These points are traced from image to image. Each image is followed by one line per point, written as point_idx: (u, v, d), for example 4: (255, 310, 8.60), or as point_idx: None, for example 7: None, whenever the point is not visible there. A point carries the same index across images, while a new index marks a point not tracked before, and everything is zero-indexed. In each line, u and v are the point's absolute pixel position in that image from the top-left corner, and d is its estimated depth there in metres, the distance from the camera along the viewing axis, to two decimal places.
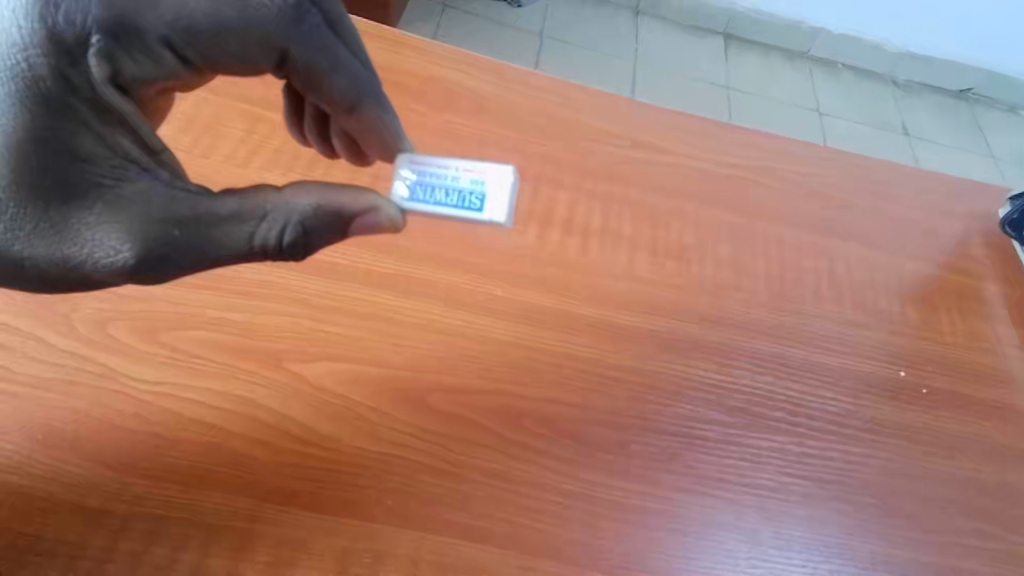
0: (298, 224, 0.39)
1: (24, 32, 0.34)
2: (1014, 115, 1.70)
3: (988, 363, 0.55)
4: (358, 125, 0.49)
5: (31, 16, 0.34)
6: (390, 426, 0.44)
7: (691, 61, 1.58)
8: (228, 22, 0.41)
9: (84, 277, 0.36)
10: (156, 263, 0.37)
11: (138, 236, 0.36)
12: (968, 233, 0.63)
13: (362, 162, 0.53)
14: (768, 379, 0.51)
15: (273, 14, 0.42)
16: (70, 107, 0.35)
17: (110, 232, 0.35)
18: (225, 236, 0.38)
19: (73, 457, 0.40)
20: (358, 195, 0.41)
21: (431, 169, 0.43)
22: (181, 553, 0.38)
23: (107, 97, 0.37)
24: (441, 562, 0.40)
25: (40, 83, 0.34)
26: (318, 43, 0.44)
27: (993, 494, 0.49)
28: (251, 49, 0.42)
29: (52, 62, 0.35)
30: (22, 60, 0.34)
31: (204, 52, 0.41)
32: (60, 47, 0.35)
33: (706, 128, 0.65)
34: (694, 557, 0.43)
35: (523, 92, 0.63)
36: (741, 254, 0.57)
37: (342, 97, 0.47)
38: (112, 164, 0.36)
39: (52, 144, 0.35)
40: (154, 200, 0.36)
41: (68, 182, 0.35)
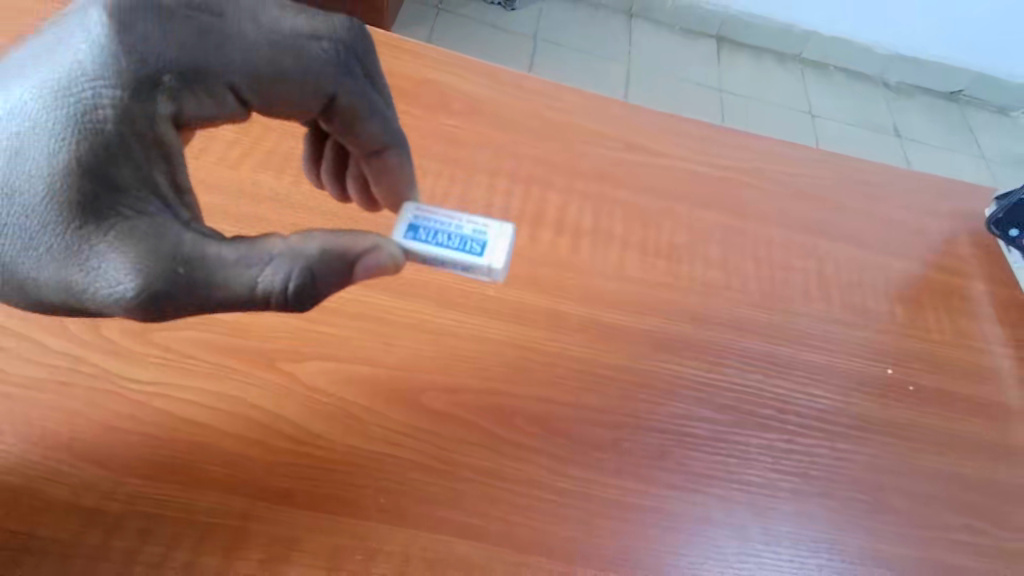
0: (304, 267, 0.36)
1: (97, 64, 0.35)
2: (1005, 116, 1.71)
3: (975, 360, 0.56)
4: (374, 168, 0.48)
5: (110, 49, 0.35)
6: (382, 425, 0.44)
7: (684, 63, 1.59)
8: (287, 68, 0.41)
9: (87, 307, 0.35)
10: (156, 302, 0.34)
11: (139, 270, 0.33)
12: (956, 232, 0.64)
13: (373, 208, 0.52)
14: (757, 377, 0.51)
15: (325, 65, 0.42)
16: (122, 140, 0.35)
17: (115, 260, 0.34)
18: (230, 279, 0.35)
19: (67, 456, 0.40)
20: (358, 238, 0.38)
21: (432, 212, 0.43)
22: (175, 551, 0.38)
23: (164, 133, 0.37)
24: (434, 560, 0.40)
25: (97, 111, 0.34)
26: (358, 90, 0.44)
27: (979, 489, 0.50)
28: (299, 93, 0.42)
29: (118, 95, 0.35)
30: (90, 89, 0.34)
31: (259, 94, 0.41)
32: (131, 82, 0.35)
33: (696, 130, 0.65)
34: (685, 553, 0.43)
35: (516, 95, 0.64)
36: (731, 254, 0.57)
37: (370, 144, 0.47)
38: (142, 197, 0.35)
39: (87, 170, 0.34)
40: (168, 237, 0.34)
41: (90, 208, 0.34)
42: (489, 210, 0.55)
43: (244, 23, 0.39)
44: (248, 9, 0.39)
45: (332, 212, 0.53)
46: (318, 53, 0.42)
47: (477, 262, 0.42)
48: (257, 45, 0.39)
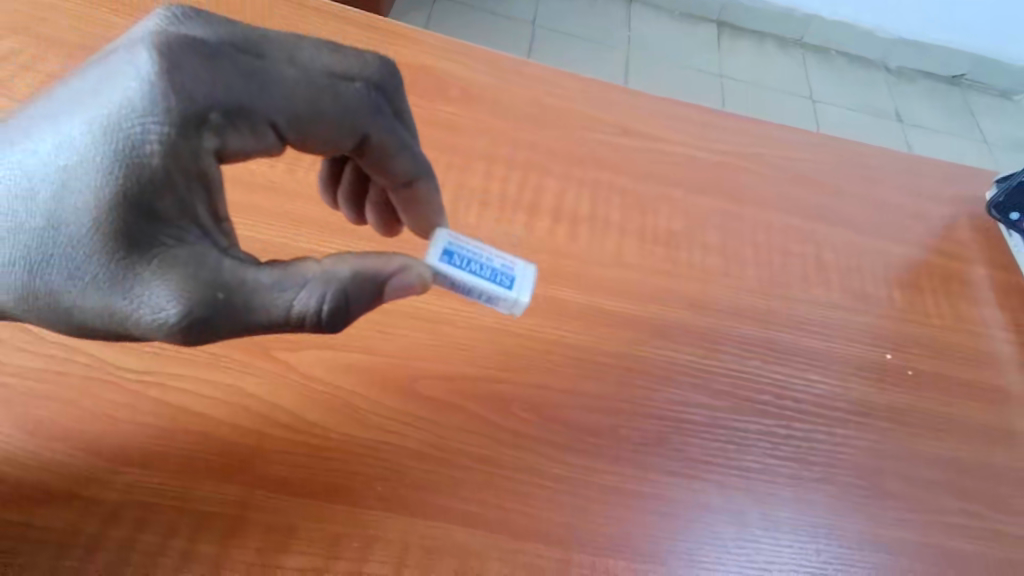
0: (338, 290, 0.36)
1: (145, 98, 0.33)
2: (1008, 100, 1.70)
3: (974, 345, 0.56)
4: (402, 199, 0.46)
5: (158, 88, 0.33)
6: (379, 413, 0.44)
7: (685, 49, 1.58)
8: (323, 105, 0.40)
9: (128, 331, 0.34)
10: (197, 328, 0.34)
11: (182, 296, 0.33)
12: (957, 217, 0.64)
13: (390, 234, 0.50)
14: (755, 362, 0.51)
15: (359, 103, 0.41)
16: (168, 177, 0.33)
17: (157, 285, 0.33)
18: (267, 301, 0.35)
19: (62, 446, 0.40)
20: (387, 258, 0.38)
21: (468, 241, 0.43)
22: (172, 539, 0.38)
23: (207, 167, 0.35)
24: (432, 547, 0.40)
25: (144, 147, 0.32)
26: (391, 127, 0.43)
27: (978, 474, 0.49)
28: (334, 130, 0.41)
29: (167, 133, 0.33)
30: (138, 126, 0.32)
31: (297, 131, 0.40)
32: (181, 119, 0.33)
33: (695, 115, 0.65)
34: (682, 538, 0.43)
35: (513, 80, 0.63)
36: (730, 241, 0.57)
37: (400, 176, 0.45)
38: (185, 225, 0.34)
39: (134, 204, 0.32)
40: (207, 261, 0.34)
41: (135, 238, 0.33)
42: (486, 198, 0.55)
43: (280, 63, 0.38)
44: (284, 52, 0.38)
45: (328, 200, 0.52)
46: (352, 93, 0.41)
47: (506, 296, 0.41)
48: (297, 85, 0.38)
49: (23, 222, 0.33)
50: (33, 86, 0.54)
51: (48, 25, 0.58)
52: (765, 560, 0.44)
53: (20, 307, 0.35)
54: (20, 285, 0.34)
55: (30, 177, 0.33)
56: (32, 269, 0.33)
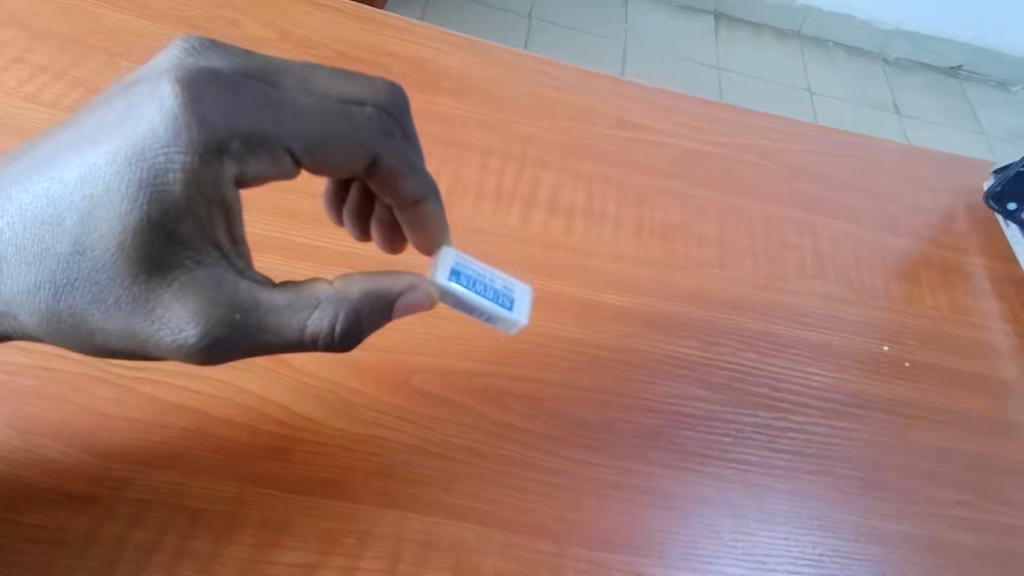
0: (348, 309, 0.35)
1: (168, 129, 0.32)
2: (1006, 91, 1.69)
3: (972, 337, 0.56)
4: (409, 218, 0.44)
5: (180, 118, 0.32)
6: (373, 408, 0.44)
7: (683, 42, 1.57)
8: (336, 129, 0.38)
9: (149, 352, 0.34)
10: (218, 347, 0.33)
11: (201, 316, 0.33)
12: (954, 208, 0.64)
13: (393, 250, 0.49)
14: (751, 354, 0.51)
15: (371, 128, 0.40)
16: (190, 204, 0.32)
17: (177, 307, 0.32)
18: (284, 321, 0.35)
19: (53, 442, 0.40)
20: (396, 276, 0.37)
21: (472, 262, 0.41)
22: (165, 536, 0.38)
23: (227, 194, 0.34)
24: (426, 542, 0.40)
25: (166, 176, 0.32)
26: (402, 151, 0.42)
27: (975, 465, 0.49)
28: (347, 154, 0.39)
29: (189, 162, 0.32)
30: (161, 156, 0.32)
31: (310, 154, 0.38)
32: (201, 147, 0.33)
33: (692, 107, 0.64)
34: (678, 532, 0.43)
35: (509, 72, 0.62)
36: (726, 233, 0.57)
37: (407, 196, 0.43)
38: (205, 249, 0.33)
39: (155, 229, 0.32)
40: (226, 282, 0.34)
41: (156, 262, 0.32)
42: (481, 190, 0.55)
43: (295, 89, 0.37)
44: (299, 79, 0.37)
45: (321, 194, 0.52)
46: (363, 118, 0.39)
47: (511, 317, 0.41)
48: (311, 113, 0.37)
49: (48, 246, 0.32)
50: (22, 79, 0.53)
51: (38, 18, 0.57)
52: (762, 553, 0.43)
53: (43, 331, 0.34)
54: (45, 308, 0.33)
55: (54, 202, 0.32)
56: (55, 292, 0.33)
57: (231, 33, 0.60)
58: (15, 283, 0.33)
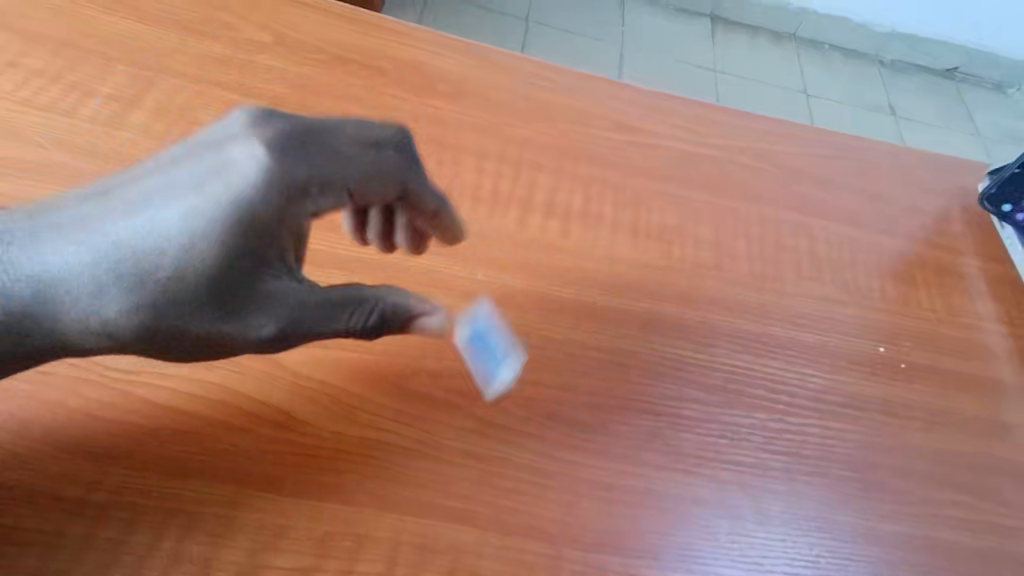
0: (376, 293, 0.41)
1: (258, 170, 0.36)
2: (1002, 93, 1.70)
3: (967, 338, 0.56)
4: (432, 225, 0.46)
5: (268, 162, 0.36)
6: (370, 411, 0.44)
7: (680, 44, 1.57)
8: (373, 168, 0.41)
9: (225, 349, 0.38)
10: (285, 341, 0.39)
11: (280, 319, 0.38)
12: (949, 210, 0.64)
13: (417, 251, 0.50)
14: (747, 356, 0.51)
15: (400, 167, 0.42)
16: (268, 233, 0.36)
17: (258, 312, 0.37)
18: (347, 317, 0.40)
19: (48, 446, 0.40)
20: (423, 296, 0.43)
21: (490, 325, 0.46)
22: (160, 540, 0.38)
23: (296, 226, 0.38)
24: (423, 545, 0.40)
25: (253, 211, 0.36)
26: (423, 179, 0.44)
27: (971, 466, 0.49)
28: (383, 192, 0.42)
29: (271, 200, 0.36)
30: (248, 192, 0.36)
31: (356, 198, 0.41)
32: (280, 183, 0.36)
33: (688, 109, 0.65)
34: (675, 534, 0.43)
35: (505, 75, 0.63)
36: (723, 235, 0.57)
37: (428, 209, 0.45)
38: (279, 269, 0.37)
39: (246, 252, 0.36)
40: (293, 295, 0.38)
41: (241, 280, 0.36)
42: (477, 193, 0.55)
43: (337, 132, 0.40)
44: (341, 131, 0.40)
45: None
46: (393, 161, 0.42)
47: (489, 389, 0.46)
48: (354, 160, 0.40)
49: (127, 264, 0.35)
50: (16, 83, 0.53)
51: (34, 21, 0.57)
52: (759, 554, 0.43)
53: (106, 334, 0.36)
54: (112, 309, 0.35)
55: (139, 226, 0.35)
56: (126, 295, 0.35)
57: (226, 36, 0.60)
58: (89, 287, 0.35)
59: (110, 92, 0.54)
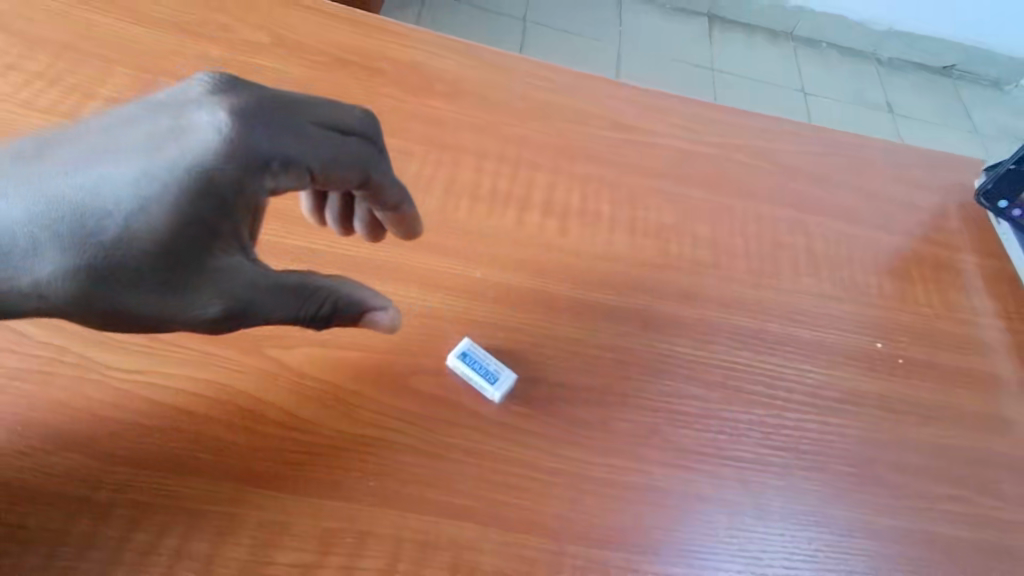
0: (316, 284, 0.40)
1: (216, 136, 0.36)
2: (999, 90, 1.71)
3: (965, 333, 0.56)
4: (389, 216, 0.47)
5: (227, 129, 0.36)
6: (370, 409, 0.44)
7: (677, 43, 1.58)
8: (338, 151, 0.41)
9: (167, 323, 0.37)
10: (232, 321, 0.38)
11: (230, 297, 0.36)
12: (945, 206, 0.64)
13: (375, 239, 0.50)
14: (745, 353, 0.51)
15: (366, 154, 0.42)
16: (223, 202, 0.36)
17: (207, 287, 0.36)
18: (298, 304, 0.39)
19: (52, 446, 0.40)
20: (374, 292, 0.43)
21: (483, 347, 0.47)
22: (163, 538, 0.38)
23: (254, 201, 0.37)
24: (424, 541, 0.40)
25: (210, 176, 0.35)
26: (387, 170, 0.44)
27: (969, 460, 0.50)
28: (347, 175, 0.42)
29: (228, 167, 0.36)
30: (206, 157, 0.35)
31: (320, 176, 0.40)
32: (243, 153, 0.36)
33: (684, 108, 0.65)
34: (674, 529, 0.43)
35: (503, 75, 0.63)
36: (720, 232, 0.57)
37: (387, 201, 0.45)
38: (231, 243, 0.36)
39: (196, 218, 0.35)
40: (244, 272, 0.37)
41: (190, 251, 0.35)
42: (476, 192, 0.55)
43: (306, 114, 0.40)
44: (310, 109, 0.40)
45: None
46: (361, 146, 0.42)
47: (488, 390, 0.46)
48: (321, 139, 0.40)
49: (72, 225, 0.34)
50: (18, 86, 0.54)
51: (34, 25, 0.57)
52: (758, 549, 0.44)
53: (49, 294, 0.36)
54: (56, 268, 0.35)
55: (91, 186, 0.35)
56: (72, 255, 0.34)
57: (225, 37, 0.60)
58: (35, 245, 0.35)
59: (111, 94, 0.54)
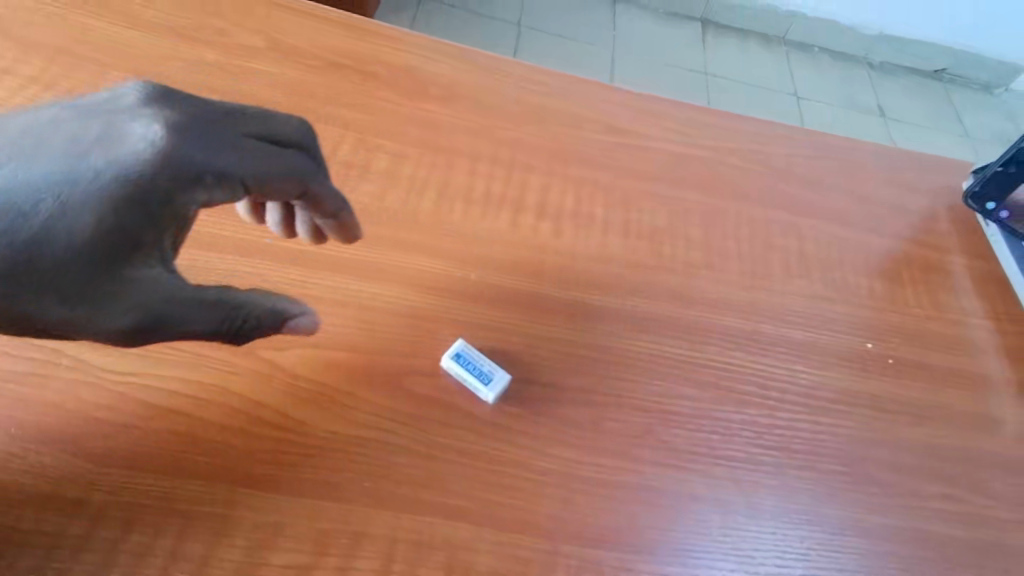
0: (236, 299, 0.39)
1: (147, 147, 0.36)
2: (989, 93, 1.73)
3: (954, 334, 0.57)
4: (331, 222, 0.47)
5: (161, 140, 0.36)
6: (365, 410, 0.44)
7: (669, 48, 1.59)
8: (271, 164, 0.41)
9: (80, 335, 0.35)
10: (146, 334, 0.36)
11: (142, 308, 0.35)
12: (935, 208, 0.65)
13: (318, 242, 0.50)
14: (738, 354, 0.52)
15: (302, 168, 0.43)
16: (151, 213, 0.35)
17: (117, 298, 0.34)
18: (213, 316, 0.37)
19: (48, 448, 0.40)
20: (294, 301, 0.42)
21: (477, 348, 0.48)
22: (158, 539, 0.38)
23: (183, 212, 0.37)
24: (419, 541, 0.40)
25: (139, 186, 0.35)
26: (324, 183, 0.44)
27: (959, 459, 0.50)
28: (282, 187, 0.42)
29: (156, 177, 0.35)
30: (134, 166, 0.35)
31: (254, 189, 0.40)
32: (173, 164, 0.36)
33: (676, 111, 0.66)
34: (668, 528, 0.43)
35: (496, 79, 0.63)
36: (712, 234, 0.58)
37: (327, 210, 0.45)
38: (150, 254, 0.35)
39: (120, 227, 0.34)
40: (161, 283, 0.36)
41: (107, 261, 0.34)
42: (470, 194, 0.56)
43: (241, 128, 0.40)
44: (245, 124, 0.40)
45: None
46: (296, 160, 0.42)
47: (482, 391, 0.46)
48: (256, 153, 0.40)
49: None
50: (13, 89, 0.54)
51: (29, 29, 0.58)
52: (751, 548, 0.44)
53: None
54: None
55: (13, 190, 0.34)
56: None
57: (220, 42, 0.60)
58: None
59: None
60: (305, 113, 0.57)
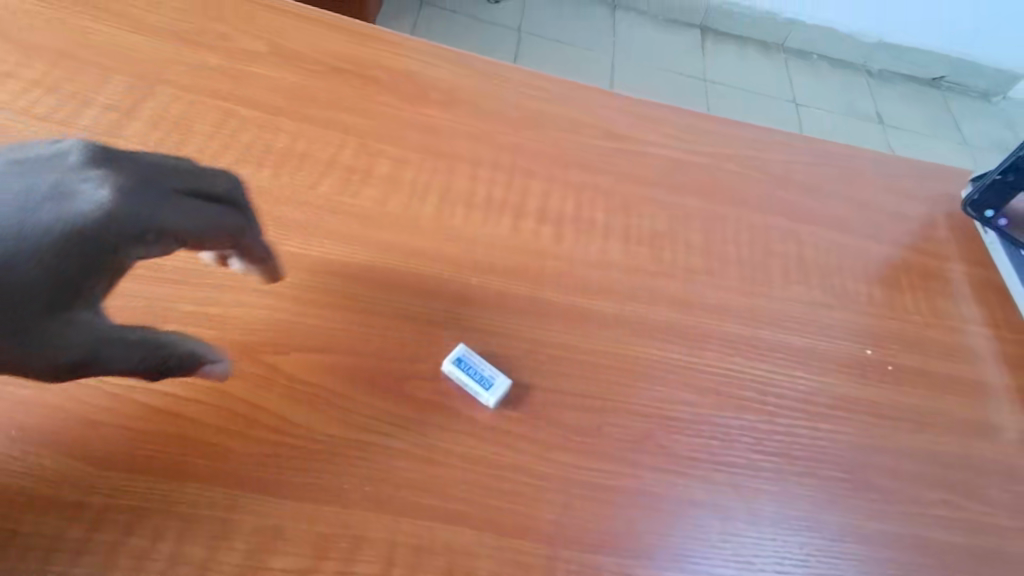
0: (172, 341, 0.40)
1: (92, 202, 0.37)
2: (986, 102, 1.74)
3: (953, 340, 0.57)
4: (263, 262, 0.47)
5: (106, 196, 0.38)
6: (366, 414, 0.44)
7: (668, 55, 1.59)
8: (209, 220, 0.42)
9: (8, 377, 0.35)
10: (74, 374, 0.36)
11: (78, 350, 0.36)
12: (933, 215, 0.65)
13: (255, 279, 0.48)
14: (738, 360, 0.52)
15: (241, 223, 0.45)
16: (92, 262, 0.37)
17: (55, 341, 0.35)
18: (147, 356, 0.38)
19: (49, 451, 0.40)
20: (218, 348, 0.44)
21: (477, 353, 0.48)
22: (158, 542, 0.38)
23: (120, 262, 0.38)
24: (419, 546, 0.40)
25: (81, 238, 0.36)
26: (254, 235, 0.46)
27: (958, 465, 0.50)
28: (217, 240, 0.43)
29: (98, 230, 0.37)
30: (79, 219, 0.37)
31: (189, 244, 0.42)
32: (116, 219, 0.38)
33: (676, 117, 0.66)
34: (668, 534, 0.43)
35: (497, 84, 0.64)
36: (712, 240, 0.58)
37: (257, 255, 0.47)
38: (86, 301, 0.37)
39: (62, 276, 0.36)
40: (95, 326, 0.37)
41: (46, 306, 0.35)
42: (471, 199, 0.56)
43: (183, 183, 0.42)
44: (188, 180, 0.42)
45: (312, 203, 0.53)
46: (236, 215, 0.44)
47: (482, 395, 0.46)
48: (196, 208, 0.42)
49: None
50: (15, 92, 0.54)
51: (32, 32, 0.58)
52: (751, 553, 0.44)
53: None
54: None
55: None
56: None
57: (223, 46, 0.60)
58: None
59: (109, 101, 0.55)
60: (307, 117, 0.58)
